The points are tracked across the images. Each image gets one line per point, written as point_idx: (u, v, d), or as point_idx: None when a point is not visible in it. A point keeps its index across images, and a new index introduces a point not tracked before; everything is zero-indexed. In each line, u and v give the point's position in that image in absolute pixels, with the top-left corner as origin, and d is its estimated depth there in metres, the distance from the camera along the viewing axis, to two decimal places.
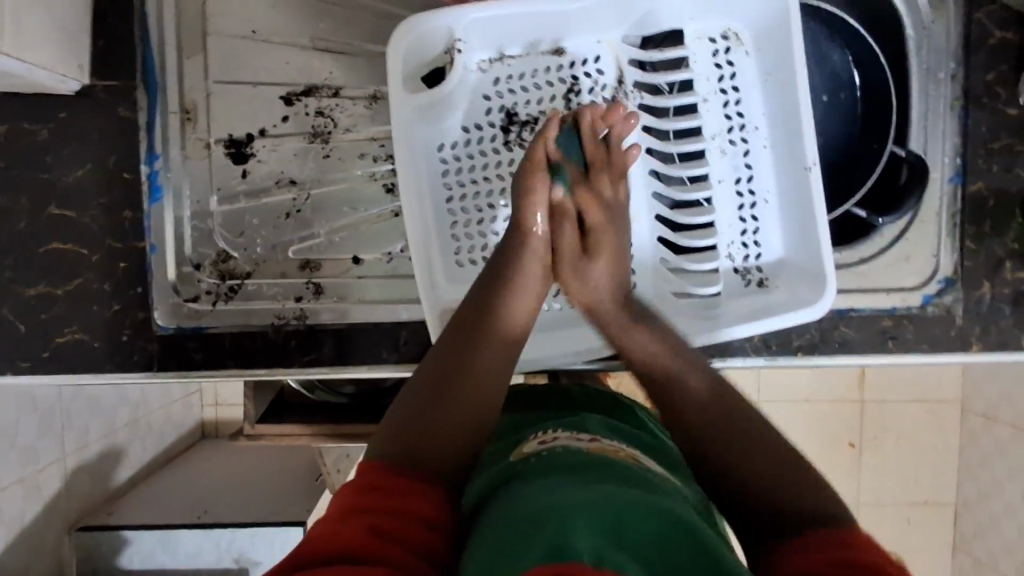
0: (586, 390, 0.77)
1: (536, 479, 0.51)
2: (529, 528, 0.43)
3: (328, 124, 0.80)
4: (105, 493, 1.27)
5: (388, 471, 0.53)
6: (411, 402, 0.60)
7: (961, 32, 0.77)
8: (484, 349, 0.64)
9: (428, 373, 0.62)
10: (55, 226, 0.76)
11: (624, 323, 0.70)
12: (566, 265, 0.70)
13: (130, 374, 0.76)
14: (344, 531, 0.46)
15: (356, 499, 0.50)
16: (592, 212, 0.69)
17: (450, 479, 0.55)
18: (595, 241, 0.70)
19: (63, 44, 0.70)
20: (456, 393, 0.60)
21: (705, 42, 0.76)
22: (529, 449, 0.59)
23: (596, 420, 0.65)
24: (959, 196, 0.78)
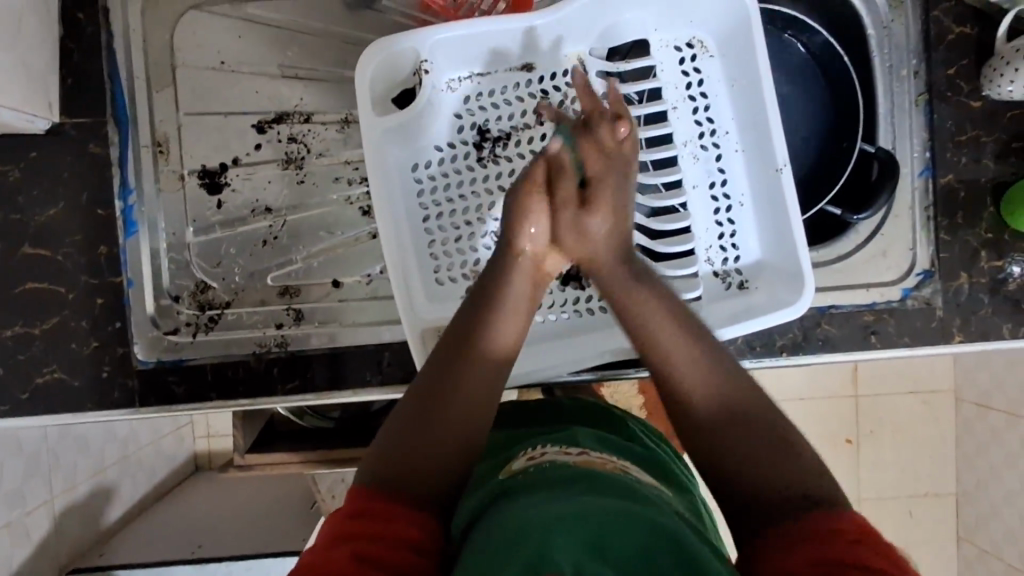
0: (576, 403, 0.76)
1: (522, 494, 0.51)
2: (512, 539, 0.43)
3: (302, 150, 0.80)
4: (96, 534, 1.25)
5: (377, 496, 0.52)
6: (402, 416, 0.59)
7: (920, 30, 0.79)
8: (472, 369, 0.61)
9: (421, 388, 0.60)
10: (30, 265, 0.75)
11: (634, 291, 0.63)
12: (563, 220, 0.63)
13: (112, 411, 0.75)
14: (330, 558, 0.45)
15: (343, 525, 0.49)
16: (592, 161, 0.63)
17: (441, 501, 0.55)
18: (594, 192, 0.63)
19: (32, 84, 0.70)
20: (448, 414, 0.59)
21: (671, 51, 0.77)
22: (518, 467, 0.58)
23: (584, 432, 0.65)
24: (930, 190, 0.79)
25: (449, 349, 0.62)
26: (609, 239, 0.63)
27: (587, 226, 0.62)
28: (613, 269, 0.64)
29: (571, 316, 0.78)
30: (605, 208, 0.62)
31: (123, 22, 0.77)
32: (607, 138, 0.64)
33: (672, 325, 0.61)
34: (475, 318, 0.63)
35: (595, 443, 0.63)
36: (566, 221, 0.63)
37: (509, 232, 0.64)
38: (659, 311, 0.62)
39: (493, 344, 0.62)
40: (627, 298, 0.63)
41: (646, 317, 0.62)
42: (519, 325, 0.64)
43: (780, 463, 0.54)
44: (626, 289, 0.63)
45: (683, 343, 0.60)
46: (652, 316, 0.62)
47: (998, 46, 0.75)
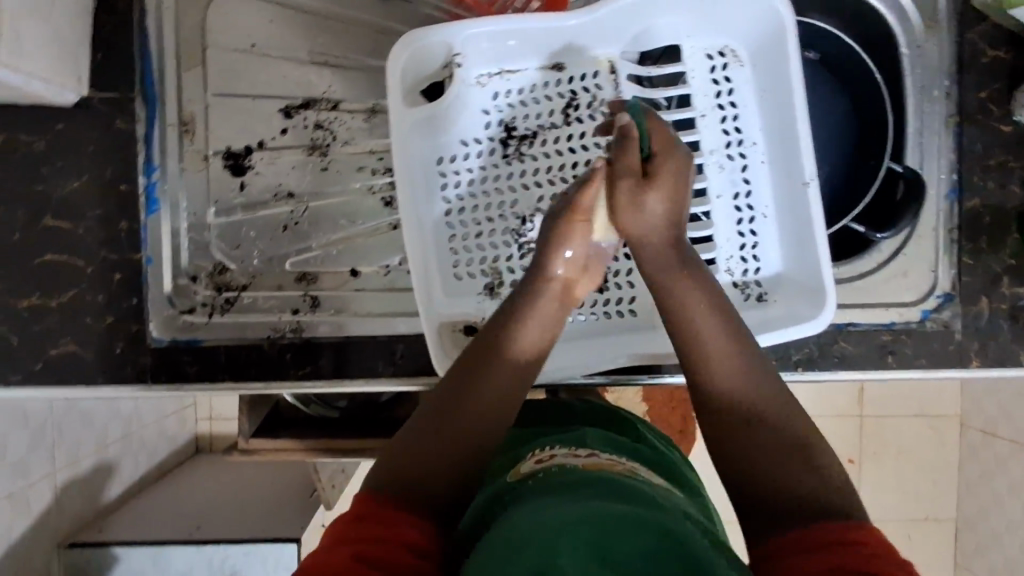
0: (586, 404, 0.76)
1: (534, 497, 0.50)
2: (527, 543, 0.42)
3: (327, 137, 0.79)
4: (95, 510, 1.25)
5: (384, 499, 0.52)
6: (421, 425, 0.58)
7: (954, 50, 0.78)
8: (500, 374, 0.61)
9: (443, 398, 0.60)
10: (50, 237, 0.75)
11: (675, 270, 0.62)
12: (622, 195, 0.63)
13: (124, 387, 0.75)
14: (340, 560, 0.45)
15: (349, 528, 0.49)
16: (654, 142, 0.64)
17: (447, 507, 0.54)
18: (656, 168, 0.63)
19: (62, 57, 0.70)
20: (462, 428, 0.58)
21: (702, 58, 0.77)
22: (526, 469, 0.58)
23: (594, 435, 0.65)
24: (955, 212, 0.79)
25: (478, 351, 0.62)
26: (667, 218, 0.63)
27: (646, 202, 0.62)
28: (664, 246, 0.63)
29: (587, 317, 0.78)
30: (664, 188, 0.62)
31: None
32: (663, 136, 0.65)
33: (713, 317, 0.61)
34: (505, 322, 0.63)
35: (603, 446, 0.63)
36: (625, 190, 0.63)
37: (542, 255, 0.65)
38: (700, 300, 0.61)
39: (520, 348, 0.63)
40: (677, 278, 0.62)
41: (687, 295, 0.62)
42: (542, 335, 0.64)
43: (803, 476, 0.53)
44: (669, 278, 0.62)
45: (720, 338, 0.60)
46: (694, 296, 0.61)
47: None
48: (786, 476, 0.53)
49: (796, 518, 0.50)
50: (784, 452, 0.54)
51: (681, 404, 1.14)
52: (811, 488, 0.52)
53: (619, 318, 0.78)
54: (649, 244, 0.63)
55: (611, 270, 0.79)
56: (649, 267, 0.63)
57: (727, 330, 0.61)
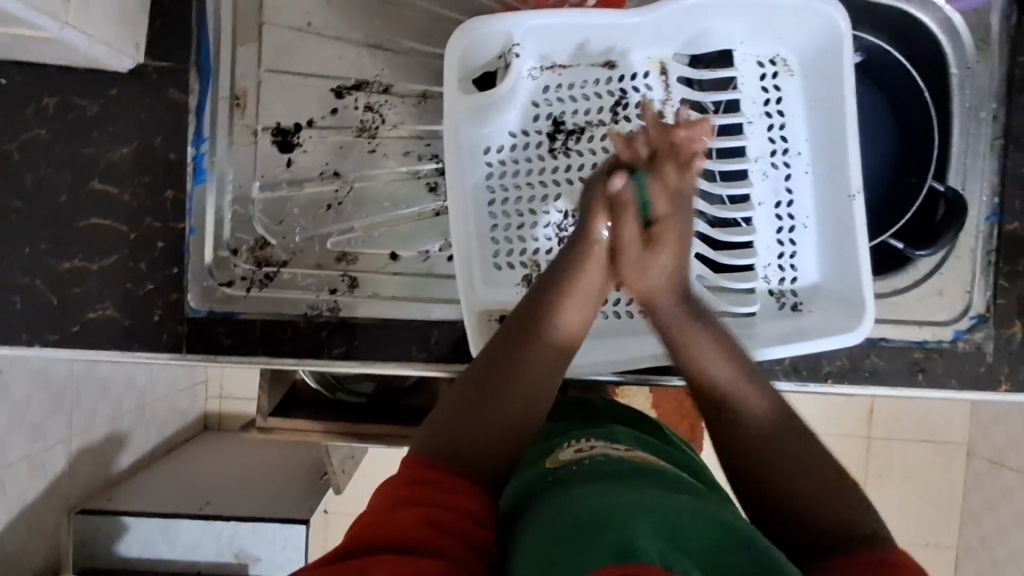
0: (604, 402, 0.76)
1: (580, 485, 0.50)
2: (591, 524, 0.43)
3: (376, 120, 0.79)
4: (105, 479, 1.26)
5: (432, 466, 0.52)
6: (458, 402, 0.58)
7: (1004, 73, 0.78)
8: (537, 355, 0.61)
9: (481, 376, 0.60)
10: (96, 201, 0.76)
11: (684, 321, 0.64)
12: (626, 263, 0.63)
13: (158, 354, 0.76)
14: (394, 522, 0.46)
15: (402, 491, 0.49)
16: (661, 202, 0.61)
17: (491, 482, 0.54)
18: (659, 231, 0.62)
19: (122, 24, 0.71)
20: (503, 400, 0.58)
21: (753, 65, 0.77)
22: (565, 457, 0.58)
23: (624, 432, 0.65)
24: (994, 235, 0.79)
25: (512, 331, 0.62)
26: (672, 279, 0.64)
27: (651, 266, 0.63)
28: (674, 300, 0.64)
29: (618, 316, 0.79)
30: (668, 250, 0.62)
31: None
32: (674, 178, 0.61)
33: (727, 360, 0.62)
34: (544, 305, 0.63)
35: (634, 443, 0.63)
36: (628, 261, 0.63)
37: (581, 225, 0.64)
38: (717, 346, 0.63)
39: (558, 330, 0.63)
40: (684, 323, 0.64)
41: (692, 334, 0.63)
42: (583, 313, 0.64)
43: (836, 498, 0.54)
44: (680, 327, 0.64)
45: (728, 365, 0.62)
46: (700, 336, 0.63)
47: None
48: (816, 489, 0.54)
49: (831, 543, 0.51)
50: (808, 474, 0.55)
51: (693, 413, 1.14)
52: (842, 504, 0.53)
53: None
54: (657, 299, 0.64)
55: None
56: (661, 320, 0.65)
57: (729, 359, 0.62)
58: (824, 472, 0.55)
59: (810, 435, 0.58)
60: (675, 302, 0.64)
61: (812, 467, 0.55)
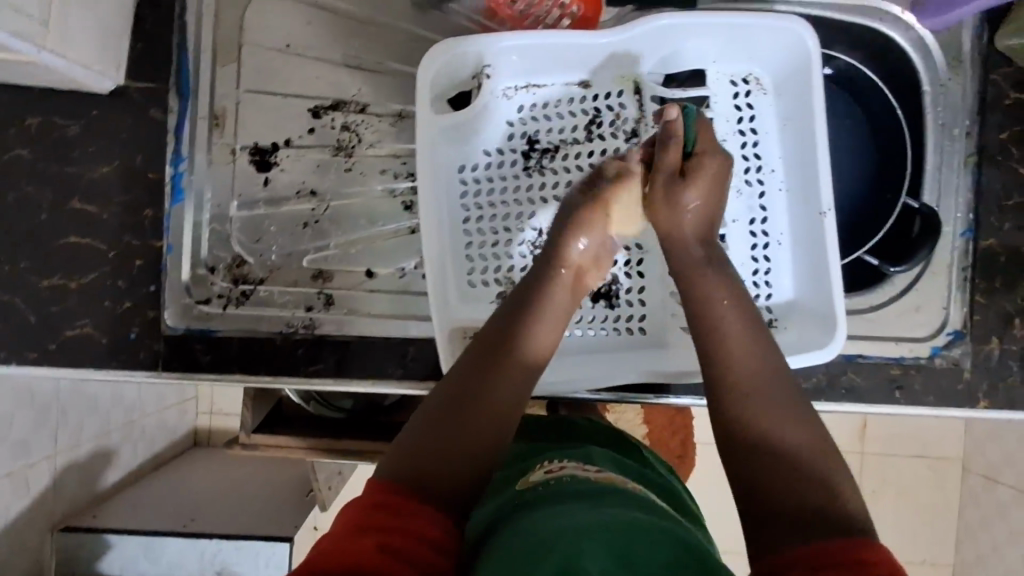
0: (588, 422, 0.77)
1: (541, 505, 0.51)
2: (541, 545, 0.44)
3: (353, 139, 0.80)
4: (92, 496, 1.26)
5: (398, 487, 0.52)
6: (431, 413, 0.59)
7: (977, 91, 0.79)
8: (512, 364, 0.62)
9: (453, 387, 0.60)
10: (76, 220, 0.77)
11: (695, 265, 0.66)
12: (658, 187, 0.67)
13: (135, 372, 0.76)
14: (356, 548, 0.46)
15: (366, 515, 0.49)
16: (700, 138, 0.69)
17: (464, 497, 0.54)
18: (696, 164, 0.68)
19: (102, 45, 0.72)
20: (476, 413, 0.59)
21: (727, 84, 0.78)
22: (536, 479, 0.58)
23: (601, 453, 0.65)
24: (970, 250, 0.79)
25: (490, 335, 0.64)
26: (700, 209, 0.67)
27: (678, 197, 0.67)
28: (693, 241, 0.67)
29: (596, 333, 0.78)
30: (700, 182, 0.67)
31: None
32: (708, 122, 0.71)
33: (739, 323, 0.63)
34: (518, 319, 0.64)
35: (610, 464, 0.63)
36: (660, 184, 0.67)
37: (559, 243, 0.67)
38: (731, 310, 0.63)
39: (533, 340, 0.64)
40: (693, 271, 0.66)
41: (706, 284, 0.65)
42: (555, 330, 0.66)
43: (824, 497, 0.51)
44: (695, 272, 0.66)
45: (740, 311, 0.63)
46: (710, 284, 0.65)
47: None
48: (800, 486, 0.52)
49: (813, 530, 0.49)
50: (805, 467, 0.53)
51: (681, 429, 1.15)
52: (827, 498, 0.51)
53: (628, 335, 0.79)
54: (676, 243, 0.67)
55: (622, 286, 0.79)
56: (677, 268, 0.67)
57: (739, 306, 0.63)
58: (810, 473, 0.53)
59: (806, 432, 0.56)
60: (690, 252, 0.67)
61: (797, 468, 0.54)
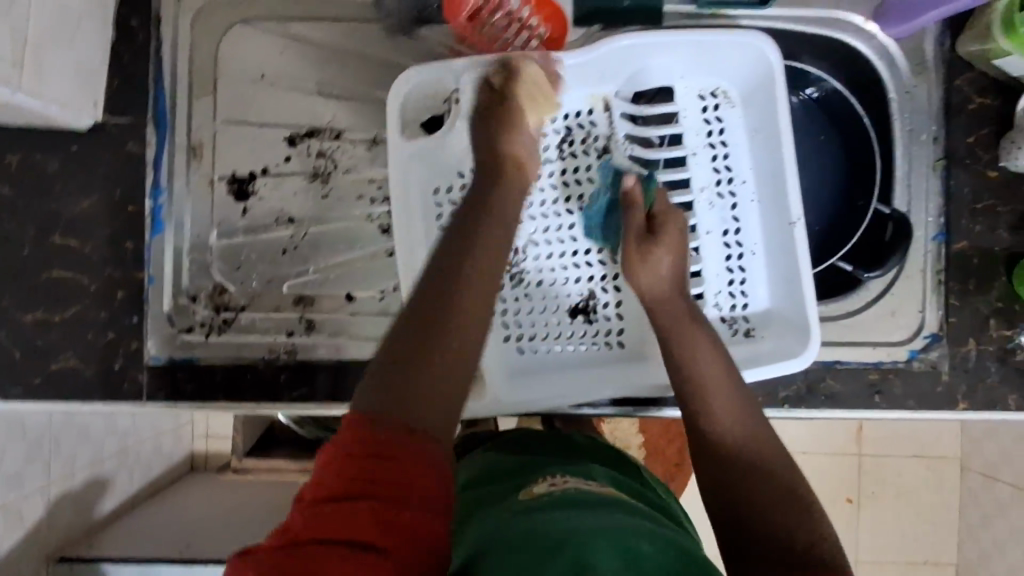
0: (587, 441, 0.77)
1: (546, 509, 0.53)
2: (549, 552, 0.46)
3: (329, 165, 0.81)
4: (88, 525, 1.25)
5: (375, 424, 0.47)
6: (375, 390, 0.49)
7: (942, 97, 0.80)
8: (482, 269, 0.56)
9: (395, 357, 0.51)
10: (58, 254, 0.78)
11: (683, 319, 0.67)
12: (634, 249, 0.71)
13: (119, 403, 0.77)
14: (345, 519, 0.42)
15: (349, 466, 0.44)
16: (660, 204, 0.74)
17: (441, 418, 0.49)
18: (663, 227, 0.72)
19: (78, 83, 0.74)
20: (450, 324, 0.52)
21: (695, 98, 0.79)
22: (540, 490, 0.58)
23: (600, 471, 0.66)
24: (943, 254, 0.80)
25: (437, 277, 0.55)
26: (676, 269, 0.70)
27: (655, 258, 0.70)
28: (676, 298, 0.69)
29: (577, 348, 0.79)
30: (671, 245, 0.70)
31: (172, 29, 0.80)
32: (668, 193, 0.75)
33: (724, 374, 0.64)
34: (475, 223, 0.59)
35: (609, 482, 0.64)
36: (634, 247, 0.71)
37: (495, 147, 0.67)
38: (717, 361, 0.64)
39: (490, 253, 0.57)
40: (682, 326, 0.67)
41: (692, 338, 0.66)
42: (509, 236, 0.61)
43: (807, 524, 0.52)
44: (681, 325, 0.67)
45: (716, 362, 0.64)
46: (696, 339, 0.66)
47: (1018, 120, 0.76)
48: (786, 511, 0.53)
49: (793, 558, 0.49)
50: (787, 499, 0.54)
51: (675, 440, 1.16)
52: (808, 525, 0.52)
53: (611, 349, 0.79)
54: (662, 300, 0.69)
55: (600, 301, 0.80)
56: (666, 320, 0.68)
57: (717, 357, 0.65)
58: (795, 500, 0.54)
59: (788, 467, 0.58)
60: (678, 305, 0.68)
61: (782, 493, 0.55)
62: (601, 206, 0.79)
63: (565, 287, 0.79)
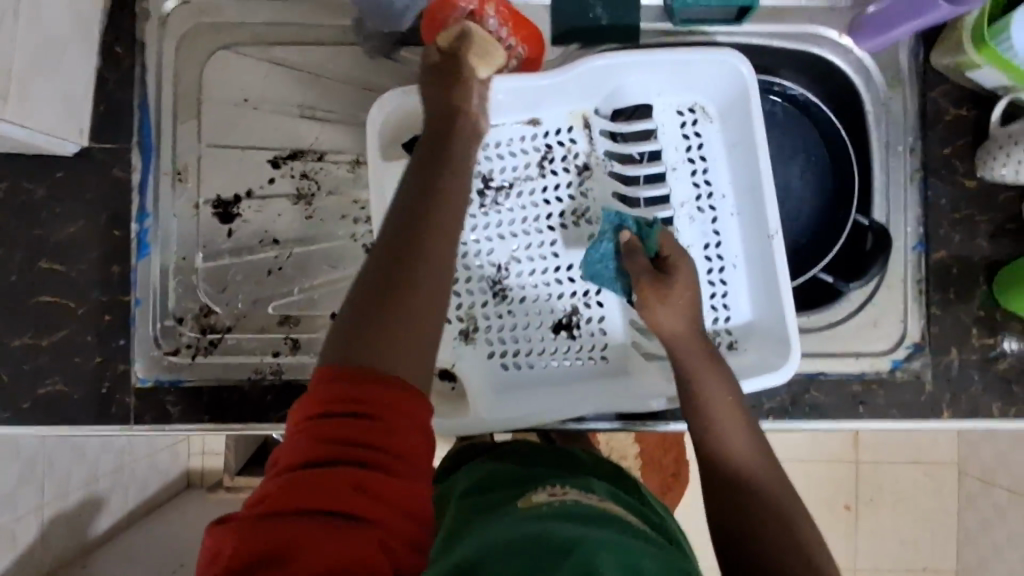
0: (597, 462, 0.76)
1: (544, 518, 0.53)
2: (550, 557, 0.46)
3: (313, 186, 0.82)
4: (82, 545, 1.24)
5: (346, 377, 0.45)
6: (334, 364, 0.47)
7: (917, 108, 0.81)
8: (438, 210, 0.54)
9: (349, 330, 0.48)
10: (46, 280, 0.79)
11: (701, 355, 0.66)
12: (648, 291, 0.68)
13: (107, 426, 0.77)
14: (326, 484, 0.42)
15: (329, 424, 0.43)
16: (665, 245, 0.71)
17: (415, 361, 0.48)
18: (672, 265, 0.70)
19: (63, 111, 0.75)
20: (416, 263, 0.50)
21: (673, 114, 0.80)
22: (540, 498, 0.59)
23: (600, 484, 0.66)
24: (923, 264, 0.80)
25: (390, 245, 0.51)
26: (691, 306, 0.68)
27: (671, 296, 0.68)
28: (691, 336, 0.67)
29: (562, 365, 0.79)
30: (683, 281, 0.69)
31: (157, 57, 0.82)
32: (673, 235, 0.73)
33: (734, 407, 0.65)
34: (425, 178, 0.56)
35: (609, 495, 0.64)
36: (647, 289, 0.68)
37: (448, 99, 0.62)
38: (727, 391, 0.65)
39: (444, 210, 0.54)
40: (699, 362, 0.66)
41: (707, 372, 0.65)
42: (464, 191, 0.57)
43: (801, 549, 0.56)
44: (698, 361, 0.66)
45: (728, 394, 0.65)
46: (713, 376, 0.65)
47: (993, 130, 0.77)
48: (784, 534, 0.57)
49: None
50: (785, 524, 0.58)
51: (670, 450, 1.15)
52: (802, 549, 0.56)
53: (597, 364, 0.79)
54: (680, 335, 0.67)
55: (584, 316, 0.80)
56: (683, 354, 0.66)
57: (727, 386, 0.65)
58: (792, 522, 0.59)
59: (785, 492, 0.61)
60: (695, 339, 0.67)
61: (778, 516, 0.59)
62: (603, 253, 0.76)
63: (548, 303, 0.79)
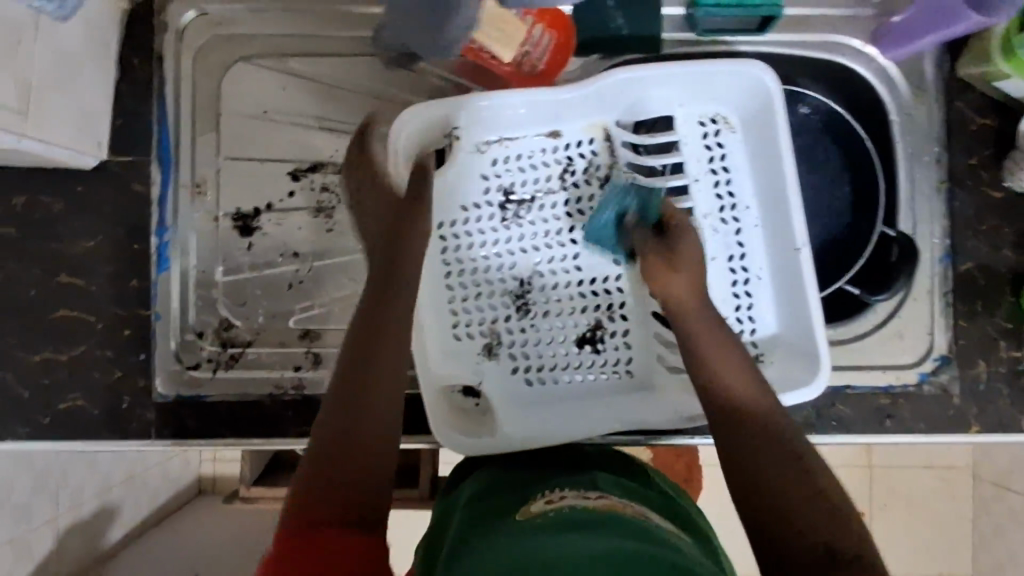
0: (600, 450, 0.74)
1: (543, 532, 0.51)
2: None
3: (333, 200, 0.82)
4: (97, 555, 1.23)
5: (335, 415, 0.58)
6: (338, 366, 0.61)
7: (942, 117, 0.80)
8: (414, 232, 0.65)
9: (347, 338, 0.62)
10: (64, 294, 0.78)
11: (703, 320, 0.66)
12: (654, 262, 0.70)
13: (127, 442, 0.77)
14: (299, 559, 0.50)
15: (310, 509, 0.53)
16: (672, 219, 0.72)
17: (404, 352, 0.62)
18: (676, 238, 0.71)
19: (82, 125, 0.74)
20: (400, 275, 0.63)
21: (695, 124, 0.79)
22: (536, 509, 0.57)
23: (606, 478, 0.64)
24: (949, 276, 0.79)
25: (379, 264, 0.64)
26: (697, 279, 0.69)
27: (678, 265, 0.69)
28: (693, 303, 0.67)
29: (587, 379, 0.78)
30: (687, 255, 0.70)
31: (175, 69, 0.81)
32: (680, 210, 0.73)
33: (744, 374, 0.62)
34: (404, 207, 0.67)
35: (614, 488, 0.62)
36: (653, 261, 0.70)
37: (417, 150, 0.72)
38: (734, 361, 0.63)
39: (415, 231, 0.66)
40: (703, 330, 0.65)
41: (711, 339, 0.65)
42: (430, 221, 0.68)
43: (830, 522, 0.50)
44: (702, 328, 0.65)
45: (751, 388, 0.61)
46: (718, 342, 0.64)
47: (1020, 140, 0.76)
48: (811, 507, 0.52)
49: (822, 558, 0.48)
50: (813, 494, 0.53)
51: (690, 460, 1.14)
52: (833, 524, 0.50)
53: (623, 378, 0.78)
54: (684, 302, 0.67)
55: (608, 330, 0.79)
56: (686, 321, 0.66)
57: (748, 373, 0.62)
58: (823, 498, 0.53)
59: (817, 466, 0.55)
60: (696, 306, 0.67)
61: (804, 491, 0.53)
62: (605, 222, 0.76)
63: (571, 317, 0.79)
